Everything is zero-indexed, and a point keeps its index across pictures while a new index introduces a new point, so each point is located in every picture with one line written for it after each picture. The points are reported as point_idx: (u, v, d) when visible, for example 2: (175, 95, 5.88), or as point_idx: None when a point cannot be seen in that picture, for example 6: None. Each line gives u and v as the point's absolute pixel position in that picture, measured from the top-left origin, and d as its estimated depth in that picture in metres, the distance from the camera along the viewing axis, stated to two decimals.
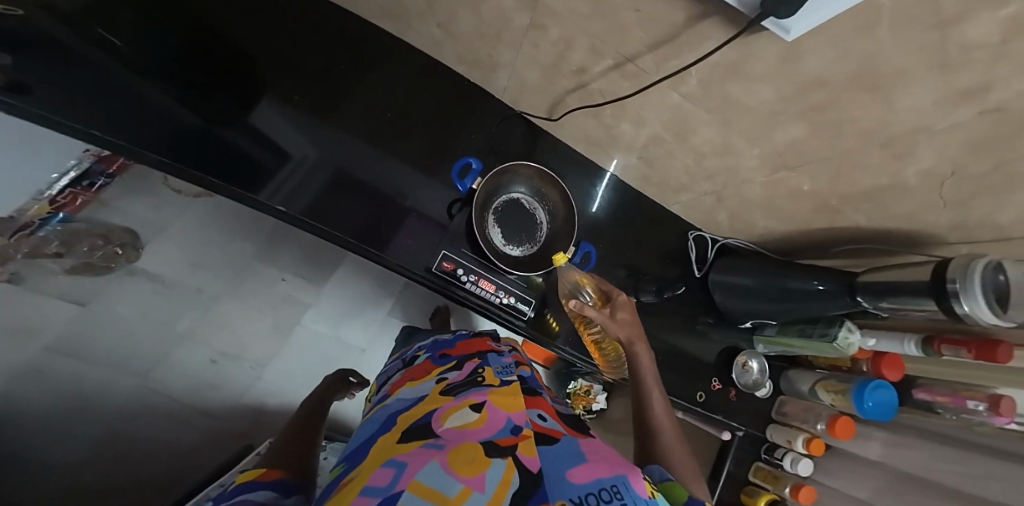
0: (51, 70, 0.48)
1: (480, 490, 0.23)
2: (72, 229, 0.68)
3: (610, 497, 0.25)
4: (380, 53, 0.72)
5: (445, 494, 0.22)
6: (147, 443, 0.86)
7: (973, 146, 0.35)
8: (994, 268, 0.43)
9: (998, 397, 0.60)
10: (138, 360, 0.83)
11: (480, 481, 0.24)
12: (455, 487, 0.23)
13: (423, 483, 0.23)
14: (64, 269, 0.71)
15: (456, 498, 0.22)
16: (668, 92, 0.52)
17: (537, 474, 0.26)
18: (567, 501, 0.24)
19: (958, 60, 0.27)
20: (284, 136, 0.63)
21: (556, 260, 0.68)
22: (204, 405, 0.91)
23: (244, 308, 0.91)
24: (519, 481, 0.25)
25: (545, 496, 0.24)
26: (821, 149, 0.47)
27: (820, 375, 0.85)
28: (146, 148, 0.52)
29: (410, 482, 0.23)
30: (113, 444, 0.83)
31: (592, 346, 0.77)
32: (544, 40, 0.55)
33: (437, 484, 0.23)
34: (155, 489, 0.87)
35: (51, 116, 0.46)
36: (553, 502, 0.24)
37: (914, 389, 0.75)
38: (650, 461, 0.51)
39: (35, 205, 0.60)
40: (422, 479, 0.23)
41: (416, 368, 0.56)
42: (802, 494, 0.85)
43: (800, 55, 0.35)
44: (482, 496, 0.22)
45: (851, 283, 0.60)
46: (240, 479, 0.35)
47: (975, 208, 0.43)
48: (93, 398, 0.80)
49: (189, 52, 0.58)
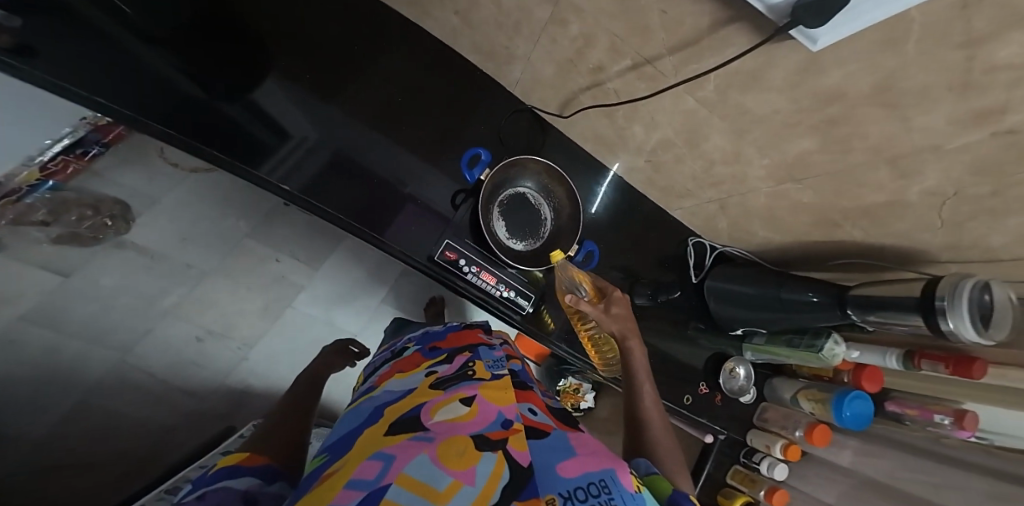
0: (58, 33, 0.47)
1: (471, 484, 0.23)
2: (61, 198, 0.63)
3: (598, 491, 0.25)
4: (396, 38, 0.72)
5: (436, 488, 0.22)
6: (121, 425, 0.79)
7: (979, 167, 0.36)
8: (980, 288, 0.46)
9: (963, 411, 0.63)
10: (119, 335, 0.75)
11: (470, 475, 0.24)
12: (444, 481, 0.23)
13: (413, 477, 0.23)
14: (50, 238, 0.63)
15: (445, 493, 0.22)
16: (684, 97, 0.53)
17: (527, 467, 0.27)
18: (557, 496, 0.24)
19: (979, 81, 0.28)
20: (289, 114, 0.62)
21: (555, 257, 0.69)
22: (187, 384, 0.86)
23: (233, 286, 0.87)
24: (509, 475, 0.25)
25: (535, 490, 0.24)
26: (829, 163, 0.49)
27: (803, 384, 0.88)
28: (150, 117, 0.51)
29: (398, 475, 0.23)
30: (78, 421, 0.75)
31: (587, 341, 0.79)
32: (564, 36, 0.56)
33: (426, 478, 0.23)
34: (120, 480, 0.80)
35: (55, 81, 0.45)
36: (542, 497, 0.24)
37: (886, 401, 0.78)
38: (638, 454, 0.51)
39: (23, 170, 0.57)
40: (411, 472, 0.23)
41: (405, 361, 0.56)
42: (775, 497, 0.87)
43: (821, 67, 0.37)
44: (471, 491, 0.22)
45: (842, 296, 0.62)
46: (221, 463, 0.35)
47: (971, 229, 0.45)
48: (66, 375, 0.71)
49: (199, 22, 0.57)
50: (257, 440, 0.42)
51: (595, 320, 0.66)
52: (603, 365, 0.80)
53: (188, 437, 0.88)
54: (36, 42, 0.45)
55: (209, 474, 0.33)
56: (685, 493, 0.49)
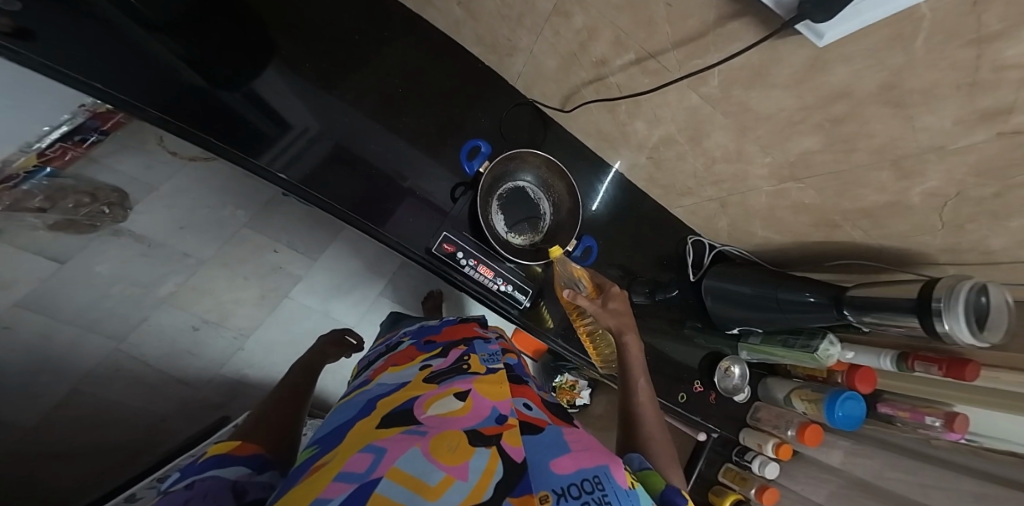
0: (59, 19, 0.47)
1: (463, 478, 0.23)
2: (60, 185, 0.57)
3: (592, 488, 0.26)
4: (398, 28, 0.71)
5: (428, 483, 0.22)
6: (110, 417, 0.77)
7: (983, 168, 0.36)
8: (978, 290, 0.46)
9: (953, 414, 0.63)
10: (113, 323, 0.73)
11: (463, 470, 0.24)
12: (436, 476, 0.23)
13: (404, 471, 0.23)
14: (47, 225, 0.58)
15: (437, 488, 0.22)
16: (687, 93, 0.53)
17: (521, 463, 0.26)
18: (550, 493, 0.24)
19: (987, 79, 0.28)
20: (288, 103, 0.61)
21: (550, 253, 0.69)
22: (181, 374, 0.84)
23: (230, 275, 0.84)
24: (502, 470, 0.25)
25: (528, 487, 0.24)
26: (830, 163, 0.49)
27: (796, 384, 0.88)
28: (147, 104, 0.50)
29: (388, 468, 0.23)
30: (65, 414, 0.72)
31: (587, 339, 0.79)
32: (567, 28, 0.56)
33: (417, 472, 0.23)
34: (109, 473, 0.80)
35: (53, 65, 0.44)
36: (535, 493, 0.24)
37: (880, 403, 0.78)
38: (631, 448, 0.51)
39: (22, 156, 0.50)
40: (402, 466, 0.23)
41: (399, 354, 0.56)
42: (766, 495, 0.88)
43: (826, 64, 0.37)
44: (465, 486, 0.22)
45: (838, 297, 0.61)
46: (211, 451, 0.34)
47: (971, 231, 0.45)
48: (60, 363, 0.70)
49: (197, 10, 0.57)
50: (250, 429, 0.41)
51: (592, 316, 0.67)
52: (601, 362, 0.80)
53: (184, 426, 0.88)
54: (35, 26, 0.45)
55: (200, 462, 0.33)
56: (678, 488, 0.48)
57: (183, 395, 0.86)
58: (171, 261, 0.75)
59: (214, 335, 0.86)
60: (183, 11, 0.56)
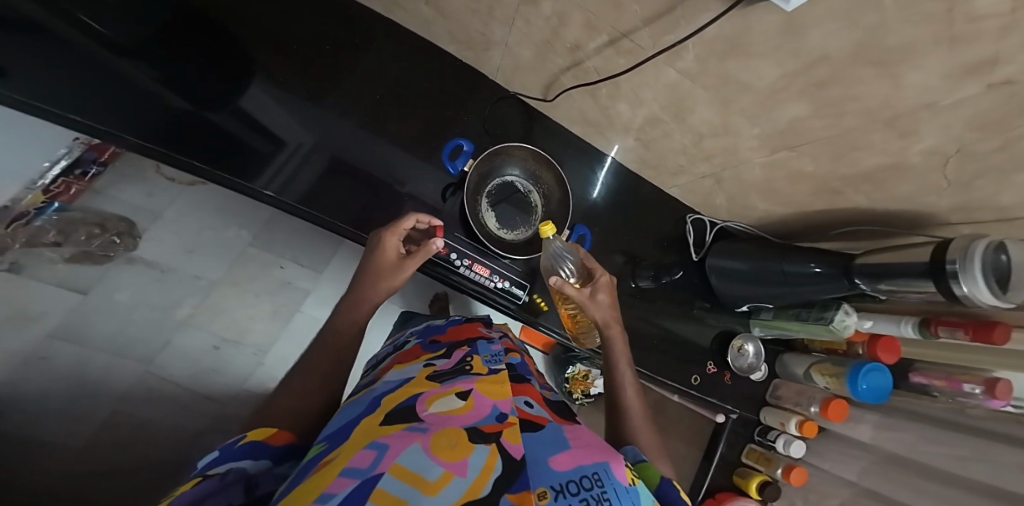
0: (42, 53, 0.50)
1: (461, 475, 0.23)
2: (70, 218, 0.65)
3: (591, 484, 0.25)
4: (371, 31, 0.71)
5: (427, 478, 0.22)
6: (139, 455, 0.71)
7: (980, 122, 0.33)
8: (995, 248, 0.42)
9: (995, 379, 0.59)
10: (138, 347, 0.71)
11: (462, 466, 0.24)
12: (435, 471, 0.23)
13: (405, 466, 0.23)
14: (64, 257, 0.66)
15: (437, 483, 0.22)
16: (664, 68, 0.51)
17: (520, 460, 0.26)
18: (549, 489, 0.24)
19: (966, 31, 0.25)
20: (275, 118, 0.62)
21: (545, 231, 0.57)
22: (209, 391, 0.76)
23: (243, 294, 0.78)
24: (502, 467, 0.25)
25: (527, 483, 0.24)
26: (822, 128, 0.46)
27: (815, 358, 0.85)
28: (128, 132, 0.53)
29: (390, 464, 0.23)
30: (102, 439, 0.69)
31: (568, 319, 0.75)
32: (536, 16, 0.54)
33: (417, 467, 0.23)
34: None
35: (24, 99, 0.48)
36: (533, 490, 0.24)
37: (911, 373, 0.74)
38: (621, 444, 0.52)
39: (28, 194, 0.61)
40: (403, 461, 0.23)
41: (405, 353, 0.56)
42: (793, 474, 0.86)
43: (799, 27, 0.34)
44: (463, 481, 0.22)
45: (848, 267, 0.59)
46: (250, 436, 0.34)
47: (979, 189, 0.42)
48: (94, 386, 0.69)
49: (171, 28, 0.57)
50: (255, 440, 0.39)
51: (579, 305, 0.63)
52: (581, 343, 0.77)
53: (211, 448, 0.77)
54: (11, 65, 0.48)
55: (236, 446, 0.33)
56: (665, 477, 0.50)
57: (212, 412, 0.76)
58: (184, 285, 0.73)
59: (236, 353, 0.78)
60: (167, 23, 0.57)
